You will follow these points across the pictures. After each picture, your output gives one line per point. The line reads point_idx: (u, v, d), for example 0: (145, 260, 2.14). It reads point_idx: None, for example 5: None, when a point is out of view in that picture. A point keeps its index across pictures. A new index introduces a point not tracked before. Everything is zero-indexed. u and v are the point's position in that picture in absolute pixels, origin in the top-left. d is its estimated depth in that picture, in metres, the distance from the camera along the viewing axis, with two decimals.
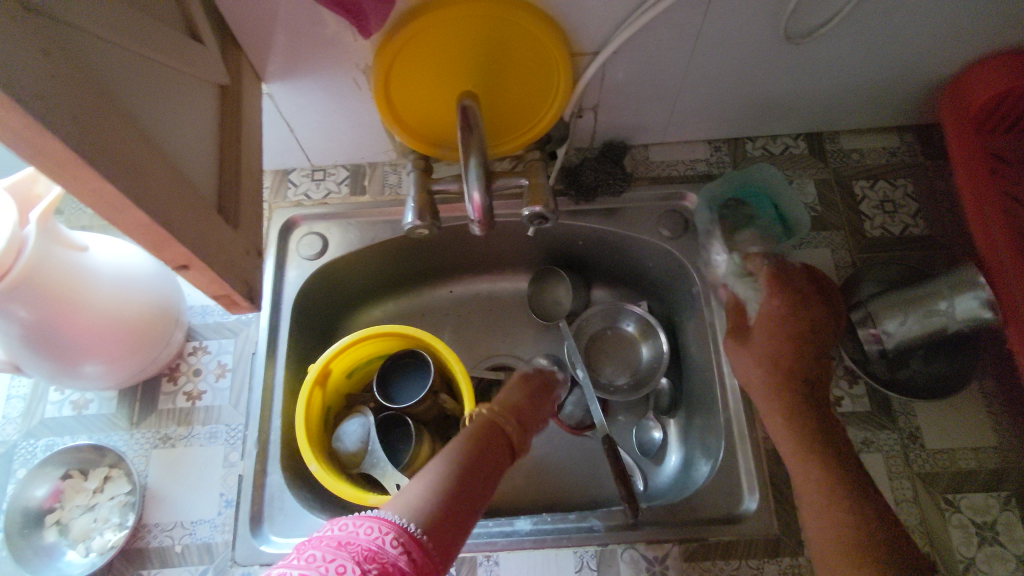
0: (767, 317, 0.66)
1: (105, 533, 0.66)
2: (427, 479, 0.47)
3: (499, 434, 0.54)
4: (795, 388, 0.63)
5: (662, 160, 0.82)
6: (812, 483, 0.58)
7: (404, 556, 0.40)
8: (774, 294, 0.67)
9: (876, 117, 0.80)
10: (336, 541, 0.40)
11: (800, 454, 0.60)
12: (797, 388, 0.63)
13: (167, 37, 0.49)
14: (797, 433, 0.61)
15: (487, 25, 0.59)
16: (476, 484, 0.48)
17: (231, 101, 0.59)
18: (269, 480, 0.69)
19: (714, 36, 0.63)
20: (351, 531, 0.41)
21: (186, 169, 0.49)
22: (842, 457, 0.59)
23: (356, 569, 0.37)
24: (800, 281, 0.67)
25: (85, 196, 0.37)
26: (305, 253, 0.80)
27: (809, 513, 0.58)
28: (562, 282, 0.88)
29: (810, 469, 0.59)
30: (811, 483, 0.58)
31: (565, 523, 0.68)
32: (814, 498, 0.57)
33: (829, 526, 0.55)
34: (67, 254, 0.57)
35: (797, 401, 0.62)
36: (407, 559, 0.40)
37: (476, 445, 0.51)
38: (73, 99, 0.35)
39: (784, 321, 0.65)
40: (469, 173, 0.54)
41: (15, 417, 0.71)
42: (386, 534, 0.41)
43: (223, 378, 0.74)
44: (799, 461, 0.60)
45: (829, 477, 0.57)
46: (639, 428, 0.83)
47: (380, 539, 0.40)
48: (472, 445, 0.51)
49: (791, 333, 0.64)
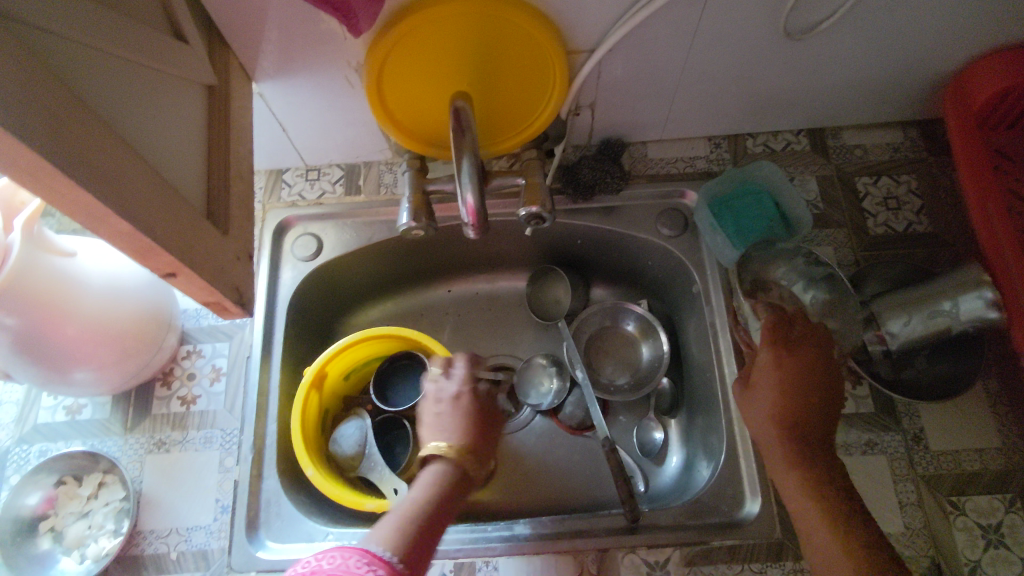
0: (768, 370, 0.60)
1: (100, 539, 0.65)
2: (397, 513, 0.50)
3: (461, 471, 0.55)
4: (796, 427, 0.58)
5: (661, 157, 0.81)
6: (818, 522, 0.53)
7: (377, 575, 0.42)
8: (773, 348, 0.61)
9: (879, 113, 0.79)
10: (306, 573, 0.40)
11: (802, 491, 0.55)
12: (798, 426, 0.58)
13: (149, 38, 0.48)
14: (802, 470, 0.56)
15: (480, 24, 0.58)
16: (443, 513, 0.51)
17: (219, 103, 0.58)
18: (265, 485, 0.69)
19: (713, 32, 0.62)
20: (318, 562, 0.41)
21: (172, 174, 0.48)
22: (837, 485, 0.55)
23: None
24: (802, 330, 0.62)
25: (64, 206, 0.36)
26: (299, 254, 0.79)
27: (815, 554, 0.53)
28: (562, 281, 0.87)
29: (813, 506, 0.54)
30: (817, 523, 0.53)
31: (565, 526, 0.67)
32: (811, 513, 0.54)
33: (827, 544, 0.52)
34: (53, 261, 0.56)
35: (797, 441, 0.57)
36: None
37: (439, 482, 0.54)
38: (49, 109, 0.34)
39: (789, 372, 0.59)
40: (463, 176, 0.53)
41: (8, 423, 0.71)
42: (347, 557, 0.42)
43: (218, 381, 0.73)
44: (804, 499, 0.55)
45: (832, 512, 0.53)
46: (640, 429, 0.82)
47: (345, 562, 0.42)
48: (435, 482, 0.53)
49: (799, 382, 0.59)
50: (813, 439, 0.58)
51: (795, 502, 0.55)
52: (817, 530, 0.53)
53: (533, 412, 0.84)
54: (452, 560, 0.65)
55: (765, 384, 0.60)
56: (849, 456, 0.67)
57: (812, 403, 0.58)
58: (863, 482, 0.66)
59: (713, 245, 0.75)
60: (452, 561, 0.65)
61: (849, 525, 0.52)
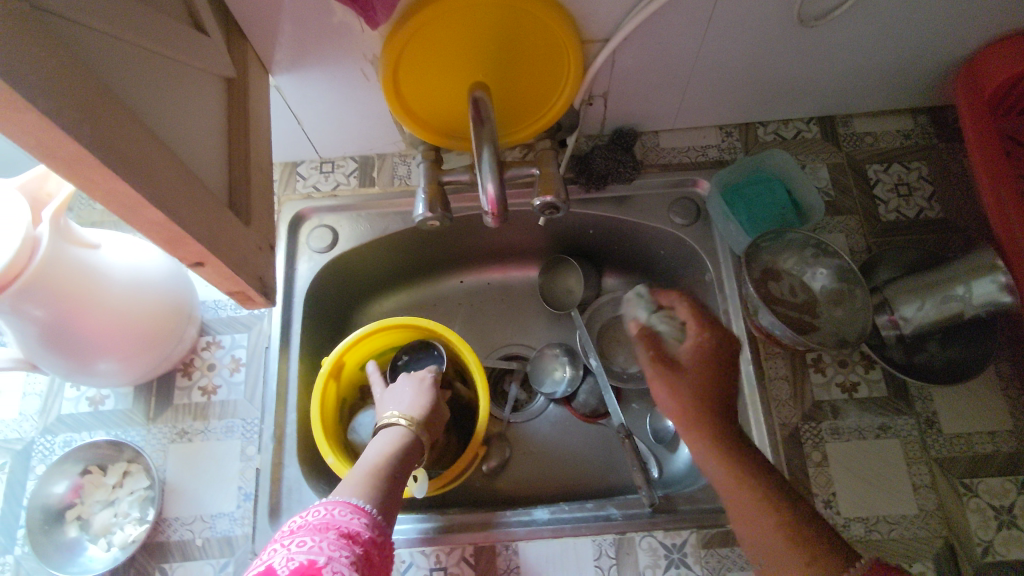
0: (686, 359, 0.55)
1: (126, 527, 0.67)
2: (367, 464, 0.56)
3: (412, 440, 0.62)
4: (713, 409, 0.52)
5: (672, 146, 0.81)
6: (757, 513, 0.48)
7: (356, 519, 0.48)
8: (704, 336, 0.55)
9: (890, 100, 0.79)
10: (292, 526, 0.46)
11: (731, 474, 0.50)
12: (715, 410, 0.52)
13: (172, 30, 0.48)
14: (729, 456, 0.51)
15: (497, 14, 0.58)
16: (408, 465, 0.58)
17: (239, 94, 0.59)
18: (287, 472, 0.70)
19: (726, 20, 0.62)
20: (302, 516, 0.47)
21: (197, 166, 0.49)
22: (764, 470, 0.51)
23: (323, 536, 0.44)
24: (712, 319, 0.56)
25: (101, 197, 0.37)
26: (316, 246, 0.80)
27: (753, 540, 0.49)
28: (574, 270, 0.87)
29: (745, 489, 0.49)
30: (754, 510, 0.49)
31: (584, 511, 0.69)
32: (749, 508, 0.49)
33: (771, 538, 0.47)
34: (79, 253, 0.57)
35: (718, 423, 0.52)
36: (360, 522, 0.48)
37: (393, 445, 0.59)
38: (88, 100, 0.34)
39: (708, 359, 0.54)
40: (483, 165, 0.54)
41: (33, 414, 0.72)
42: (332, 506, 0.48)
43: (238, 372, 0.74)
44: (738, 491, 0.50)
45: (764, 495, 0.49)
46: (653, 417, 0.82)
47: (331, 512, 0.47)
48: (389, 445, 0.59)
49: (711, 370, 0.54)
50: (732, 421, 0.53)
51: (726, 489, 0.50)
52: (755, 518, 0.48)
53: (547, 400, 0.85)
54: (472, 545, 0.66)
55: (688, 372, 0.54)
56: (862, 440, 0.68)
57: (719, 389, 0.53)
58: (876, 465, 0.67)
59: (724, 232, 0.76)
60: (472, 545, 0.66)
61: (784, 510, 0.48)
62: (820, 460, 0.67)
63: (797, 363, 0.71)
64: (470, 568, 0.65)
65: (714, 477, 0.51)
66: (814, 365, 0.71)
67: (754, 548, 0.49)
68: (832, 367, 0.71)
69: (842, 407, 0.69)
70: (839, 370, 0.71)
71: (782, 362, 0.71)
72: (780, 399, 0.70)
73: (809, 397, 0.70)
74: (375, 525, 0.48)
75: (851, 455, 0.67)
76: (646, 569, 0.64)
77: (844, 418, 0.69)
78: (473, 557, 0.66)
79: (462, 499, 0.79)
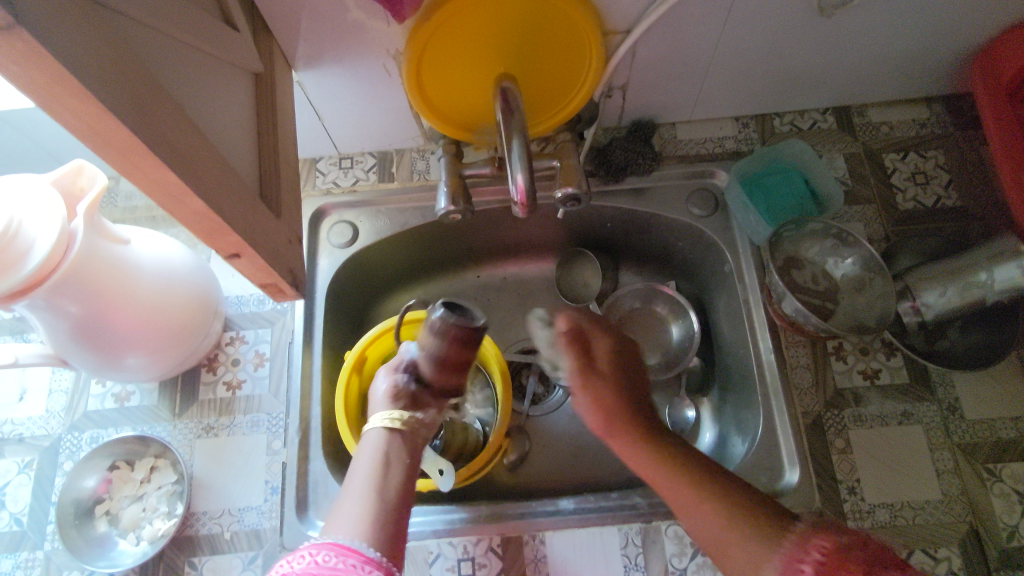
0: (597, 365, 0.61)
1: (155, 521, 0.67)
2: (349, 504, 0.51)
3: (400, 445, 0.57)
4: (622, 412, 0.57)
5: (690, 138, 0.82)
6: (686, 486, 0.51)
7: (345, 562, 0.45)
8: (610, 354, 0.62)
9: (906, 89, 0.79)
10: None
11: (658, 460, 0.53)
12: (627, 406, 0.58)
13: (206, 24, 0.49)
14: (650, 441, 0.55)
15: (523, 7, 0.59)
16: (398, 476, 0.54)
17: (266, 89, 0.59)
18: (313, 466, 0.70)
19: (747, 11, 0.63)
20: (284, 567, 0.44)
21: (231, 158, 0.49)
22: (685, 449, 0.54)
23: None
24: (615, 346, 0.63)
25: (147, 185, 0.38)
26: (336, 242, 0.80)
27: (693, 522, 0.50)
28: (591, 263, 0.88)
29: (667, 471, 0.52)
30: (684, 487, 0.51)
31: (609, 501, 0.68)
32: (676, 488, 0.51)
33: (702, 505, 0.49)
34: (111, 247, 0.58)
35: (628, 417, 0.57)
36: (349, 564, 0.45)
37: (378, 459, 0.55)
38: (138, 89, 0.35)
39: (618, 364, 0.61)
40: (513, 155, 0.55)
41: (59, 411, 0.72)
42: (314, 552, 0.45)
43: (262, 367, 0.74)
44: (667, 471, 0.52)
45: (684, 470, 0.52)
46: (672, 407, 0.82)
47: (314, 558, 0.45)
48: (374, 461, 0.55)
49: (621, 372, 0.61)
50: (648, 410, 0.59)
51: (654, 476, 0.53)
52: (689, 497, 0.50)
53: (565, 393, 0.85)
54: (499, 535, 0.67)
55: (603, 373, 0.60)
56: (886, 427, 0.68)
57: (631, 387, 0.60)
58: (900, 451, 0.67)
59: (744, 222, 0.76)
60: (499, 536, 0.67)
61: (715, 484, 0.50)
62: (843, 447, 0.68)
63: (819, 351, 0.72)
64: (497, 558, 0.66)
65: (638, 468, 0.55)
66: (835, 353, 0.71)
67: (699, 536, 0.50)
68: (853, 355, 0.71)
69: (865, 394, 0.70)
70: (861, 357, 0.71)
71: (804, 350, 0.72)
72: (802, 387, 0.70)
73: (831, 384, 0.70)
74: (367, 566, 0.45)
75: (874, 442, 0.68)
76: (672, 556, 0.65)
77: (867, 405, 0.69)
78: (501, 547, 0.66)
79: (484, 491, 0.79)
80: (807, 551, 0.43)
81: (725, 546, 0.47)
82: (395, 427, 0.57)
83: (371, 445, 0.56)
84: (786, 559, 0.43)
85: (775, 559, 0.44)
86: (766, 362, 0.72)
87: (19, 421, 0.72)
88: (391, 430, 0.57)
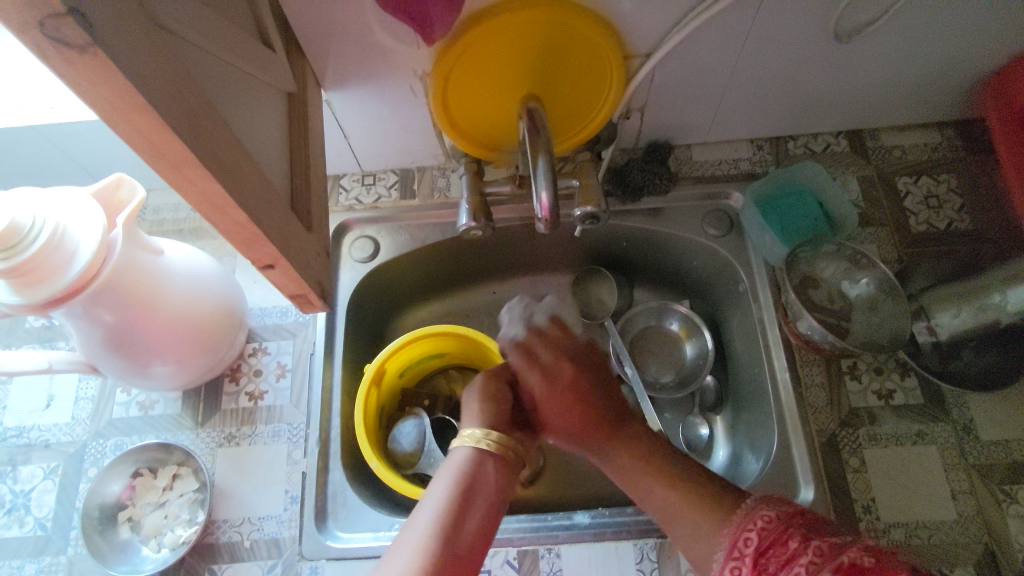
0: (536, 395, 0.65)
1: (176, 528, 0.68)
2: (415, 535, 0.50)
3: (488, 476, 0.56)
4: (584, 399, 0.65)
5: (705, 159, 0.84)
6: (649, 477, 0.57)
7: None
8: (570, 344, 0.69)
9: (918, 114, 0.81)
10: None
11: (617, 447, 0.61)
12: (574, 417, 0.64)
13: (248, 46, 0.51)
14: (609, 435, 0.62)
15: (545, 34, 0.61)
16: (474, 518, 0.52)
17: (299, 108, 0.61)
18: (332, 476, 0.71)
19: (764, 36, 0.65)
20: None
21: (268, 172, 0.51)
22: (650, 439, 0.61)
23: None
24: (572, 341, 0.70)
25: (194, 196, 0.40)
26: (357, 256, 0.82)
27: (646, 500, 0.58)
28: (607, 282, 0.89)
29: (635, 458, 0.59)
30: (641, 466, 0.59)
31: (624, 516, 0.68)
32: (642, 478, 0.58)
33: (665, 493, 0.56)
34: (146, 258, 0.60)
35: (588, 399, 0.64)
36: None
37: (461, 485, 0.54)
38: (192, 106, 0.37)
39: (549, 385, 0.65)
40: (538, 173, 0.57)
41: (84, 418, 0.74)
42: None
43: (284, 378, 0.76)
44: (631, 461, 0.59)
45: (646, 460, 0.59)
46: (685, 425, 0.83)
47: None
48: (457, 485, 0.54)
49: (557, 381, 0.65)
50: (594, 402, 0.64)
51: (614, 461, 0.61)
52: (653, 480, 0.57)
53: None
54: (515, 548, 0.67)
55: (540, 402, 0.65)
56: (900, 446, 0.69)
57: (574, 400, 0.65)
58: (916, 471, 0.68)
59: (759, 243, 0.78)
60: (515, 548, 0.67)
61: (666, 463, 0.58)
62: (858, 466, 0.68)
63: (834, 370, 0.73)
64: (514, 570, 0.66)
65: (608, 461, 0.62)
66: (850, 373, 0.72)
67: (663, 516, 0.56)
68: (867, 375, 0.72)
69: (879, 414, 0.70)
70: (875, 377, 0.72)
71: (819, 369, 0.73)
72: (816, 406, 0.71)
73: (846, 403, 0.71)
74: None
75: (889, 462, 0.68)
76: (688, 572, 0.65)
77: (881, 424, 0.70)
78: (517, 560, 0.67)
79: None
80: (753, 522, 0.49)
81: (685, 527, 0.54)
82: (485, 449, 0.57)
83: (458, 462, 0.56)
84: (737, 529, 0.49)
85: (727, 534, 0.50)
86: (780, 380, 0.73)
87: (46, 427, 0.73)
88: (481, 455, 0.57)
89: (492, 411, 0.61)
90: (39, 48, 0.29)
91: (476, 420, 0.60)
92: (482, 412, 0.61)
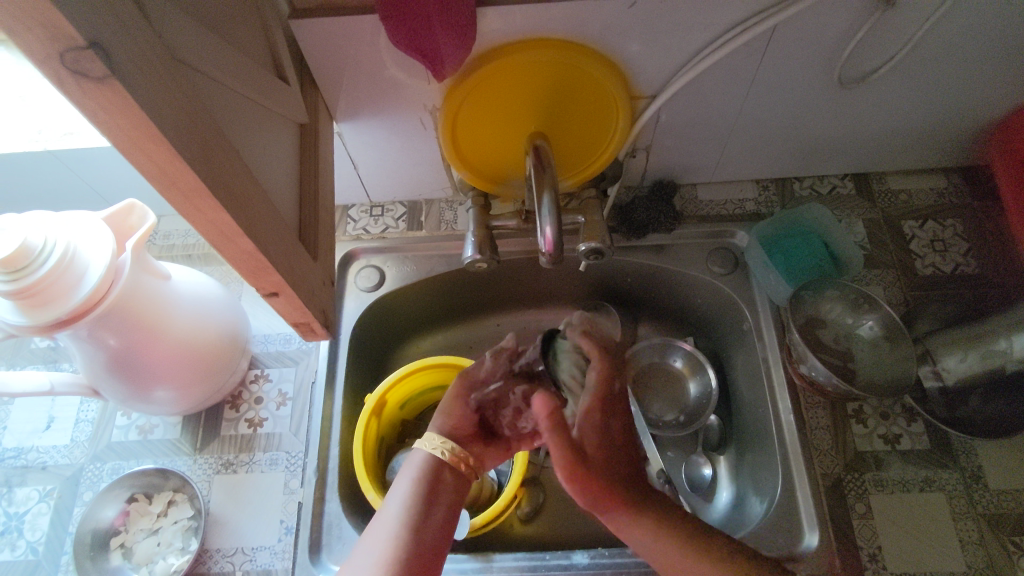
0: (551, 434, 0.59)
1: (168, 557, 0.67)
2: (385, 524, 0.54)
3: (446, 481, 0.59)
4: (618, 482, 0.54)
5: (710, 199, 0.85)
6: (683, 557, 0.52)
7: None
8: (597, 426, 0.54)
9: (923, 160, 0.82)
10: None
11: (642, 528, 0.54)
12: (617, 489, 0.53)
13: (263, 79, 0.52)
14: (636, 512, 0.54)
15: (552, 72, 0.62)
16: (438, 513, 0.56)
17: (310, 140, 0.62)
18: (328, 507, 0.70)
19: (770, 81, 0.66)
20: None
21: (277, 202, 0.52)
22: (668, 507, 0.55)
23: None
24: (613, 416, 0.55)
25: (202, 224, 0.41)
26: (362, 285, 0.82)
27: None
28: (611, 316, 0.88)
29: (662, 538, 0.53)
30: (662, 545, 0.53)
31: (623, 557, 0.67)
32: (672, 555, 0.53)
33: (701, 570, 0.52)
34: (153, 282, 0.61)
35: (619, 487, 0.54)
36: None
37: (421, 484, 0.57)
38: (205, 139, 0.38)
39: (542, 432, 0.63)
40: (543, 209, 0.58)
41: (83, 441, 0.73)
42: None
43: (284, 406, 0.76)
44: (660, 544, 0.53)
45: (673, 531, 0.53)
46: (688, 464, 0.81)
47: None
48: (417, 484, 0.57)
49: (613, 434, 0.55)
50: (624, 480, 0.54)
51: (645, 542, 0.54)
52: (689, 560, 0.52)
53: None
54: None
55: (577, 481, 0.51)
56: (907, 493, 0.68)
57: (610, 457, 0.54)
58: (923, 520, 0.66)
59: (763, 282, 0.78)
60: None
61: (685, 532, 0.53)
62: (864, 512, 0.67)
63: (839, 413, 0.72)
64: None
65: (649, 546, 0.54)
66: (856, 416, 0.71)
67: None
68: (873, 419, 0.71)
69: (885, 459, 0.69)
70: (881, 422, 0.71)
71: (823, 412, 0.72)
72: (821, 449, 0.70)
73: (851, 447, 0.70)
74: None
75: (895, 509, 0.67)
76: None
77: (887, 470, 0.69)
78: None
79: (497, 543, 0.77)
80: None
81: None
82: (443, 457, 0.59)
83: (416, 464, 0.59)
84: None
85: None
86: (784, 422, 0.71)
87: (44, 449, 0.73)
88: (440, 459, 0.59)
89: (458, 422, 0.62)
90: (58, 78, 0.29)
91: (440, 422, 0.62)
92: (449, 417, 0.62)
